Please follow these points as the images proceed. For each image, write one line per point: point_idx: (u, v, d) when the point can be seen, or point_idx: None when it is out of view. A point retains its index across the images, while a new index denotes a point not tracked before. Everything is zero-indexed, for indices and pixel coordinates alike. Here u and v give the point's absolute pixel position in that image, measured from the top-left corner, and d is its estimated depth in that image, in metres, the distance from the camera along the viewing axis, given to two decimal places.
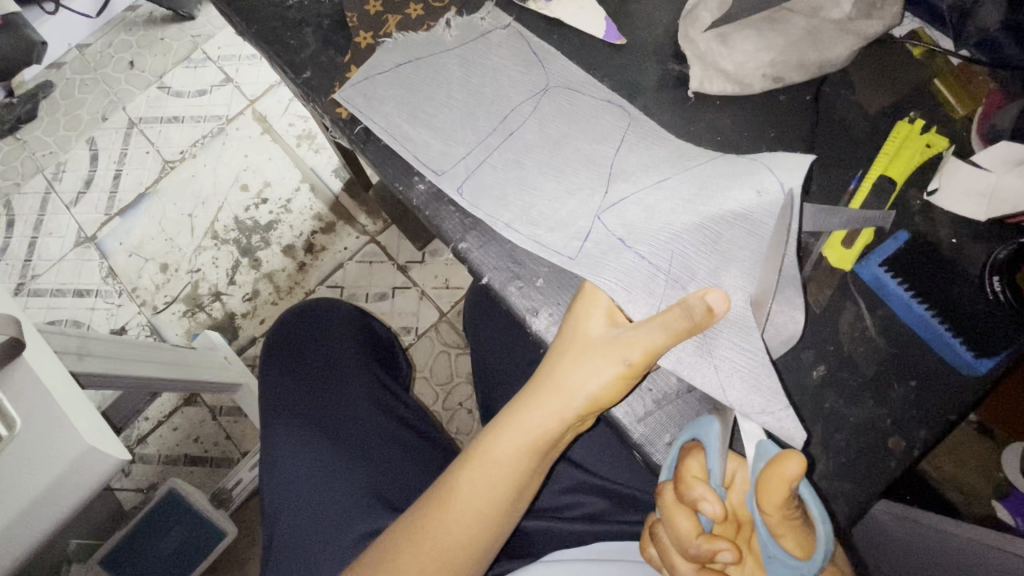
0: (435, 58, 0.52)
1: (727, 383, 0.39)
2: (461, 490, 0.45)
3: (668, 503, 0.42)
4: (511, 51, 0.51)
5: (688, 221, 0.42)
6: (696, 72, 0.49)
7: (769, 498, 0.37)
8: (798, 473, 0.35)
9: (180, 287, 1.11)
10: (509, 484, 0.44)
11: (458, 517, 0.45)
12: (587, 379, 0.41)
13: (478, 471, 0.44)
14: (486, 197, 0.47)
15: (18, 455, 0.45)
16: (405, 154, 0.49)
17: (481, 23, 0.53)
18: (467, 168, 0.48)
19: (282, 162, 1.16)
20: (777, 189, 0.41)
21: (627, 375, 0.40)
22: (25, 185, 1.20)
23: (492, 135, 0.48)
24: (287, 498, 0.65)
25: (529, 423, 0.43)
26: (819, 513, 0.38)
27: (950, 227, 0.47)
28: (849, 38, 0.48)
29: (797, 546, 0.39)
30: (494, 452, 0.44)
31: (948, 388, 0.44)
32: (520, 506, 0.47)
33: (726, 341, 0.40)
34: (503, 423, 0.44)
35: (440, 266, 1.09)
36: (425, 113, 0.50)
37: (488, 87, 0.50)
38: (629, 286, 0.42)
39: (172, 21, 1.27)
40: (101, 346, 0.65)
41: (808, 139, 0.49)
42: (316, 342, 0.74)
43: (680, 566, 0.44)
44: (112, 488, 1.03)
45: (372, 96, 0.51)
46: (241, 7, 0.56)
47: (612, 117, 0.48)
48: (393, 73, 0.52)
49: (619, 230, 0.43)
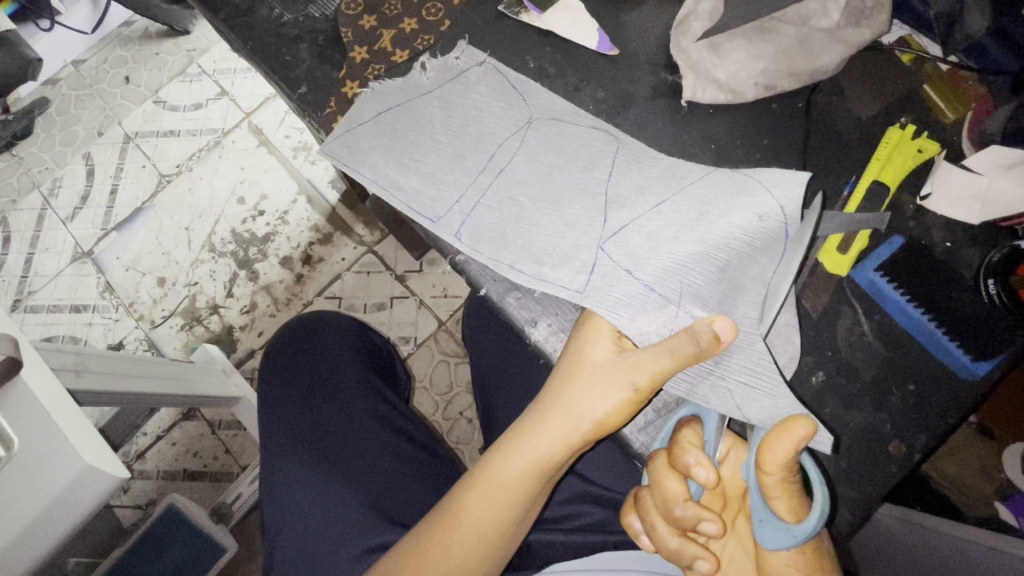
0: (416, 103, 0.51)
1: (745, 404, 0.40)
2: (466, 513, 0.44)
3: (659, 467, 0.41)
4: (490, 87, 0.51)
5: (693, 249, 0.42)
6: (689, 82, 0.50)
7: (772, 457, 0.37)
8: (807, 433, 0.35)
9: (178, 300, 1.11)
10: (515, 506, 0.44)
11: (464, 540, 0.44)
12: (595, 404, 0.41)
13: (483, 493, 0.44)
14: (486, 239, 0.46)
15: (16, 478, 0.45)
16: (396, 204, 0.48)
17: (457, 62, 0.52)
18: (463, 211, 0.47)
19: (279, 174, 1.16)
20: (777, 213, 0.41)
21: (633, 400, 0.40)
22: (20, 202, 1.19)
23: (483, 174, 0.48)
24: (288, 518, 0.64)
25: (535, 447, 0.43)
26: (819, 481, 0.38)
27: (943, 231, 0.47)
28: (839, 46, 0.48)
29: (789, 511, 0.38)
30: (500, 476, 0.43)
31: (948, 391, 0.44)
32: (525, 526, 0.47)
33: (738, 365, 0.41)
34: (509, 446, 0.44)
35: (438, 275, 1.09)
36: (412, 160, 0.49)
37: (471, 126, 0.50)
38: (635, 315, 0.42)
39: (167, 37, 1.27)
40: (99, 363, 0.65)
41: (801, 146, 0.49)
42: (319, 359, 0.73)
43: (662, 536, 0.43)
44: (111, 505, 1.02)
45: (356, 147, 0.50)
46: (237, 24, 0.57)
47: (600, 143, 0.48)
48: (374, 124, 0.51)
49: (624, 260, 0.43)
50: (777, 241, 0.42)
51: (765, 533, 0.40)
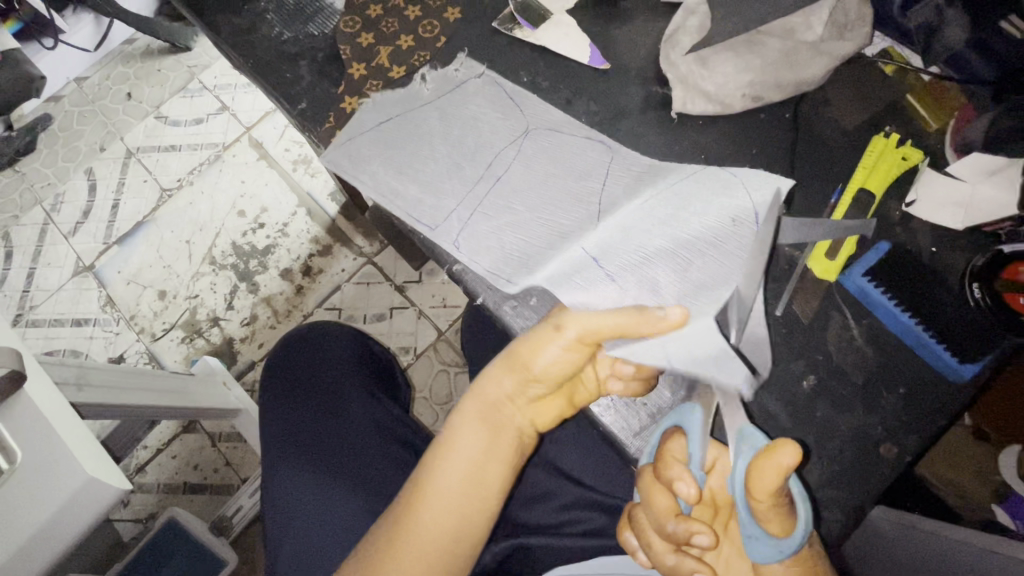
0: (414, 113, 0.53)
1: (674, 371, 0.40)
2: (425, 469, 0.47)
3: (647, 482, 0.43)
4: (488, 99, 0.52)
5: (662, 244, 0.44)
6: (679, 94, 0.51)
7: (760, 486, 0.37)
8: (794, 462, 0.36)
9: (178, 313, 1.12)
10: (468, 456, 0.46)
11: (422, 495, 0.46)
12: (524, 345, 0.44)
13: (440, 448, 0.47)
14: (483, 248, 0.48)
15: (18, 489, 0.46)
16: (396, 212, 0.49)
17: (456, 74, 0.54)
18: (461, 219, 0.48)
19: (279, 187, 1.18)
20: (751, 216, 0.43)
21: (561, 342, 0.43)
22: (23, 217, 1.21)
23: (479, 183, 0.49)
24: (288, 529, 0.64)
25: (483, 400, 0.47)
26: (802, 497, 0.39)
27: (929, 236, 0.48)
28: (824, 58, 0.49)
29: (778, 528, 0.39)
30: (453, 427, 0.47)
31: (938, 393, 0.45)
32: (489, 493, 0.47)
33: (687, 344, 0.40)
34: (462, 400, 0.48)
35: (437, 285, 1.10)
36: (411, 169, 0.50)
37: (469, 136, 0.51)
38: (593, 301, 0.43)
39: (168, 53, 1.29)
40: (101, 376, 0.66)
41: (789, 156, 0.51)
42: (319, 369, 0.74)
43: (659, 552, 0.43)
44: (111, 519, 1.02)
45: (357, 157, 0.52)
46: (238, 42, 0.59)
47: (595, 153, 0.49)
48: (375, 133, 0.52)
49: (592, 249, 0.45)
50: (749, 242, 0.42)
51: (754, 548, 0.41)
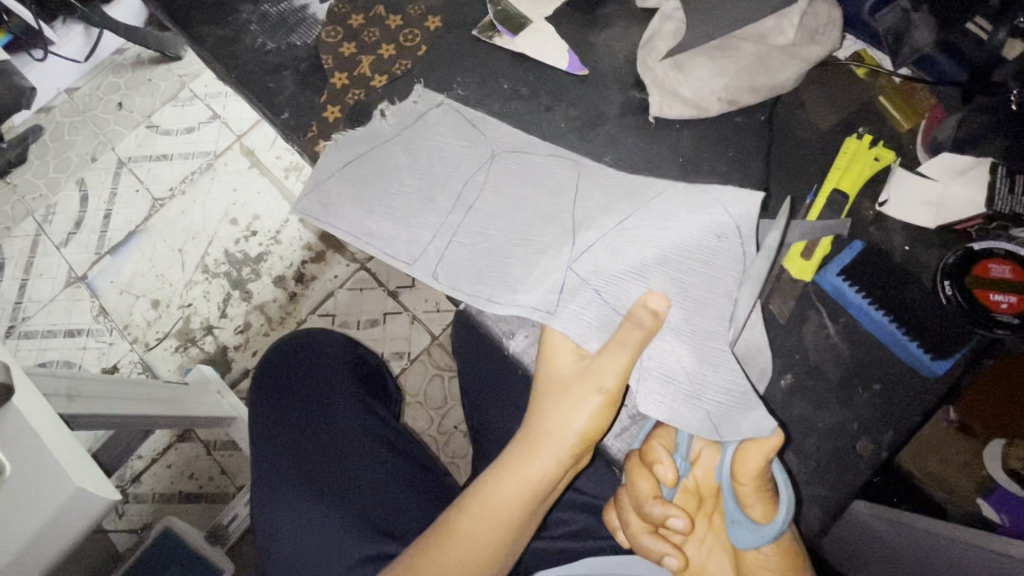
0: (379, 148, 0.52)
1: (720, 422, 0.41)
2: (460, 534, 0.44)
3: (632, 465, 0.44)
4: (452, 126, 0.52)
5: (656, 268, 0.44)
6: (655, 98, 0.52)
7: (746, 466, 0.40)
8: (776, 443, 0.39)
9: (171, 322, 1.12)
10: (509, 527, 0.44)
11: (458, 562, 0.44)
12: (574, 418, 0.42)
13: (478, 515, 0.44)
14: (463, 277, 0.47)
15: (8, 502, 0.46)
16: (372, 250, 0.48)
17: (416, 106, 0.53)
18: (438, 250, 0.48)
19: (271, 195, 1.18)
20: (735, 230, 0.44)
21: (606, 403, 0.42)
22: (14, 228, 1.21)
23: (452, 214, 0.48)
24: (276, 532, 0.65)
25: (529, 472, 0.43)
26: (786, 482, 0.40)
27: (903, 235, 0.49)
28: (796, 62, 0.51)
29: (763, 513, 0.41)
30: (496, 497, 0.44)
31: (912, 389, 0.46)
32: (518, 550, 0.46)
33: (710, 383, 0.42)
34: (503, 470, 0.44)
35: (430, 289, 1.11)
36: (383, 205, 0.49)
37: (436, 165, 0.50)
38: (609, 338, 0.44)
39: (159, 62, 1.30)
40: (93, 387, 0.66)
41: (765, 158, 0.51)
42: (308, 379, 0.74)
43: (636, 531, 0.44)
44: (106, 530, 1.02)
45: (328, 202, 0.50)
46: (222, 53, 0.59)
47: (563, 170, 0.49)
48: (343, 173, 0.51)
49: (591, 278, 0.45)
50: (738, 258, 0.43)
51: (738, 533, 0.42)
